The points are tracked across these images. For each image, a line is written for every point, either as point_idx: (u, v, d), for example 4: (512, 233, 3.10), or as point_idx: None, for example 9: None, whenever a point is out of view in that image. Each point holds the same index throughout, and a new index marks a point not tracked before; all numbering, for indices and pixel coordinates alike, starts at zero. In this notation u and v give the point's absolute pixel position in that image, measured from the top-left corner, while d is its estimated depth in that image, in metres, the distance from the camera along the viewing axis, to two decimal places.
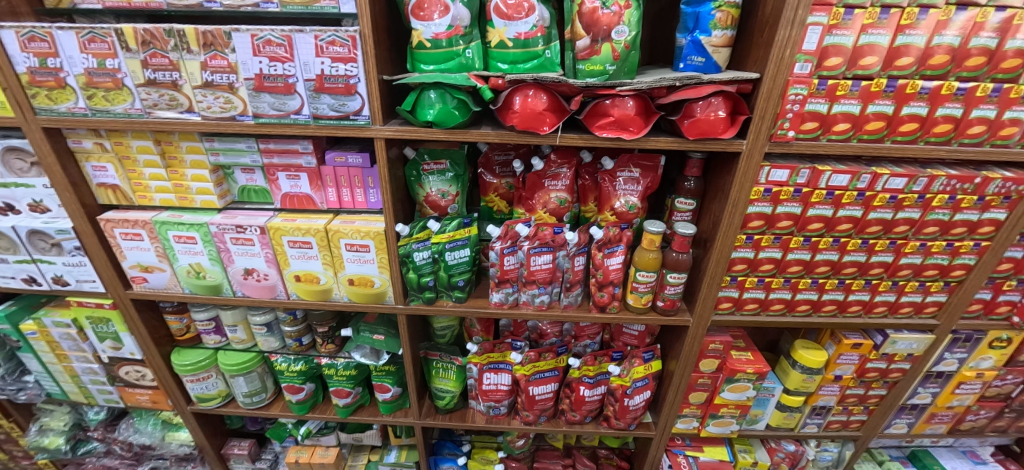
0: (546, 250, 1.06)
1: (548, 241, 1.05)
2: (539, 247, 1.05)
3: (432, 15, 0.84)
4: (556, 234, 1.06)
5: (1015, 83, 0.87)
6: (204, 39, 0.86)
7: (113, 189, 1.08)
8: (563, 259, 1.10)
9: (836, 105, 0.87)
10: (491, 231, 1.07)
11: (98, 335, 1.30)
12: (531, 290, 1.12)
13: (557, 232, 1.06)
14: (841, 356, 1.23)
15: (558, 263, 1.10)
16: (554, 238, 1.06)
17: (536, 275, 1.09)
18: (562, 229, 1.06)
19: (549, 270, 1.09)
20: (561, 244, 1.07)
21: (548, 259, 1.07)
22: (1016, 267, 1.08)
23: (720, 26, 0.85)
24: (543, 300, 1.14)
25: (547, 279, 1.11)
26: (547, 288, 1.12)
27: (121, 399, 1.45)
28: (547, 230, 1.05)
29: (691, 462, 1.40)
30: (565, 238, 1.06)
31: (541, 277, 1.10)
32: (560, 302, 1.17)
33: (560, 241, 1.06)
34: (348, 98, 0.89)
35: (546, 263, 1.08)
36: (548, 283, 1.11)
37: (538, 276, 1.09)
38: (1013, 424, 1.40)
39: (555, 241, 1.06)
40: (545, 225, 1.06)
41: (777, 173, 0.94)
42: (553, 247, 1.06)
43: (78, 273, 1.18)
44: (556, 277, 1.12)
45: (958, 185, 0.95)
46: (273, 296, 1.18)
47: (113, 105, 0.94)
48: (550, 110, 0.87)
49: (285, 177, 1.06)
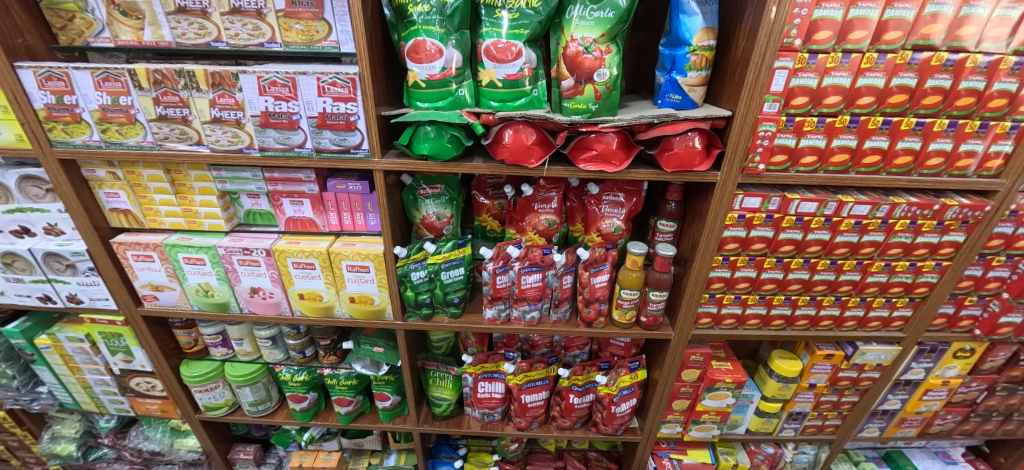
0: (536, 269, 1.12)
1: (537, 262, 1.12)
2: (529, 267, 1.12)
3: (426, 58, 0.90)
4: (545, 255, 1.13)
5: (969, 119, 0.93)
6: (213, 79, 0.92)
7: (125, 214, 1.14)
8: (552, 277, 1.16)
9: (803, 139, 0.94)
10: (484, 252, 1.14)
11: (111, 349, 1.36)
12: (522, 306, 1.19)
13: (546, 253, 1.13)
14: (814, 366, 1.30)
15: (548, 281, 1.17)
16: (543, 259, 1.13)
17: (527, 292, 1.15)
18: (550, 250, 1.13)
19: (538, 288, 1.15)
20: (550, 263, 1.13)
21: (537, 277, 1.14)
22: (975, 284, 1.15)
23: (695, 68, 0.91)
24: (533, 316, 1.21)
25: (537, 297, 1.17)
26: (537, 304, 1.19)
27: (131, 409, 1.52)
28: (536, 252, 1.13)
29: (676, 464, 1.47)
30: (553, 259, 1.13)
31: (532, 295, 1.16)
32: (550, 317, 1.24)
33: (548, 261, 1.13)
34: (348, 134, 0.95)
35: (536, 281, 1.14)
36: (537, 300, 1.18)
37: (528, 293, 1.16)
38: (979, 428, 1.48)
39: (544, 261, 1.13)
40: (534, 247, 1.14)
41: (750, 201, 1.01)
42: (543, 266, 1.13)
43: (91, 292, 1.24)
44: (545, 294, 1.19)
45: (918, 211, 1.02)
46: (277, 313, 1.25)
47: (126, 138, 1.00)
48: (537, 145, 0.93)
49: (289, 203, 1.12)
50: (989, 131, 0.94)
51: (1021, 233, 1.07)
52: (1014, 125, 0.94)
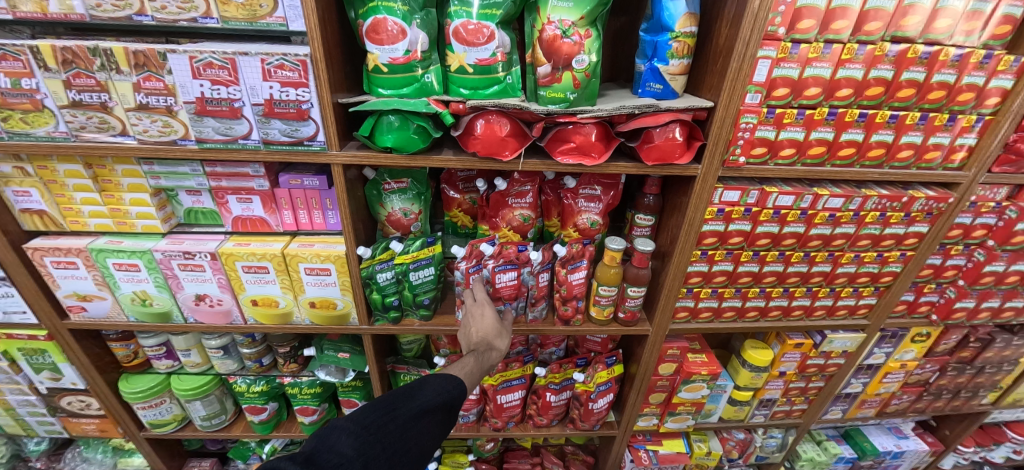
0: (511, 267, 1.06)
1: (511, 259, 1.06)
2: (503, 264, 1.05)
3: (387, 39, 0.81)
4: (520, 252, 1.07)
5: (939, 112, 0.94)
6: (136, 59, 0.79)
7: (40, 215, 0.99)
8: (528, 274, 1.10)
9: (783, 132, 0.92)
10: (456, 251, 1.06)
11: (33, 367, 1.21)
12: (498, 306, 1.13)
13: (522, 250, 1.07)
14: (784, 355, 1.32)
15: (523, 279, 1.11)
16: (518, 255, 1.07)
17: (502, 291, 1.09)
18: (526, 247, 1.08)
19: (513, 286, 1.10)
20: (525, 259, 1.08)
21: (512, 275, 1.08)
22: (935, 272, 1.20)
23: (678, 55, 0.87)
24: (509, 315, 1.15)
25: (513, 295, 1.11)
26: (512, 303, 1.13)
27: (65, 430, 1.37)
28: (511, 248, 1.06)
29: (652, 455, 1.48)
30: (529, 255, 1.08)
31: (507, 294, 1.10)
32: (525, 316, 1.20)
33: (524, 257, 1.07)
34: (301, 124, 0.85)
35: (511, 279, 1.08)
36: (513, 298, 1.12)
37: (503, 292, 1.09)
38: (930, 405, 1.57)
39: (520, 258, 1.07)
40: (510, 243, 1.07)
41: (729, 194, 0.99)
42: (518, 263, 1.07)
43: (4, 304, 1.08)
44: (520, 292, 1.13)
45: (888, 203, 1.03)
46: (228, 321, 1.14)
47: (34, 128, 0.86)
48: (512, 136, 0.87)
49: (235, 200, 1.01)
50: (956, 124, 0.96)
51: (978, 223, 1.11)
52: (979, 118, 0.96)
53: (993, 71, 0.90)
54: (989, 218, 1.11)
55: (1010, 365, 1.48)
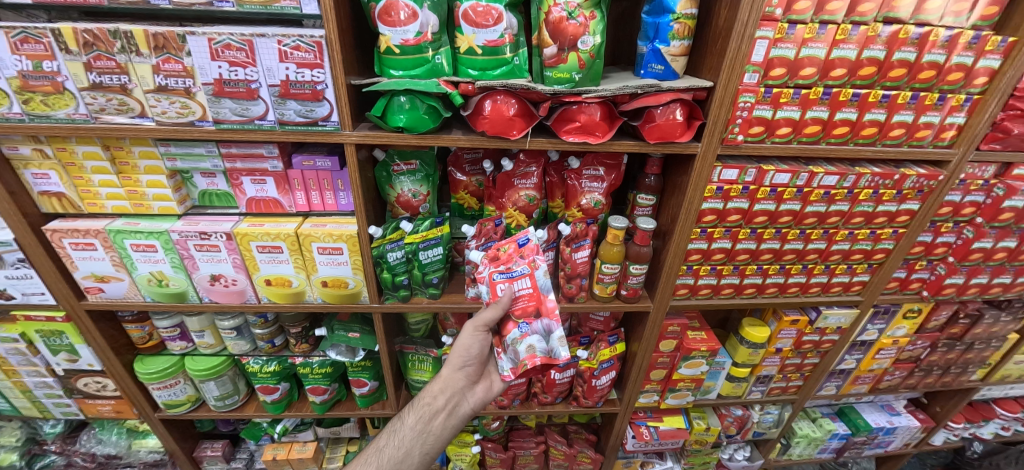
0: (519, 273, 0.99)
1: (513, 263, 1.00)
2: (503, 272, 0.99)
3: (399, 20, 0.83)
4: (523, 244, 1.03)
5: (929, 91, 0.98)
6: (156, 41, 0.82)
7: (58, 197, 1.02)
8: (542, 275, 1.00)
9: (779, 111, 0.95)
10: (474, 256, 1.04)
11: (51, 348, 1.24)
12: (512, 329, 0.98)
13: (523, 242, 1.03)
14: (781, 331, 1.37)
15: (540, 283, 1.00)
16: (522, 253, 1.03)
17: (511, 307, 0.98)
18: (528, 238, 1.04)
19: (528, 292, 0.99)
20: (535, 263, 1.01)
21: (525, 281, 0.99)
22: (926, 249, 1.24)
23: (679, 37, 0.90)
24: (535, 348, 0.97)
25: (531, 313, 0.98)
26: (532, 324, 0.98)
27: (81, 411, 1.41)
28: (510, 250, 1.03)
29: (652, 431, 1.54)
30: (537, 261, 1.02)
31: (520, 310, 0.97)
32: (563, 347, 0.98)
33: (530, 254, 1.03)
34: (315, 104, 0.88)
35: (525, 289, 0.99)
36: (531, 318, 0.98)
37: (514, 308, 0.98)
38: (921, 381, 1.63)
39: (528, 260, 1.02)
40: (507, 241, 1.05)
41: (727, 173, 1.03)
42: (527, 263, 1.01)
43: (23, 286, 1.11)
44: (543, 308, 0.99)
45: (880, 181, 1.07)
46: (242, 301, 1.17)
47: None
48: (519, 116, 0.90)
49: (249, 182, 1.04)
50: (946, 103, 0.99)
51: (967, 201, 1.16)
52: (967, 97, 0.99)
53: (982, 51, 0.94)
54: (977, 196, 1.15)
55: (998, 342, 1.54)
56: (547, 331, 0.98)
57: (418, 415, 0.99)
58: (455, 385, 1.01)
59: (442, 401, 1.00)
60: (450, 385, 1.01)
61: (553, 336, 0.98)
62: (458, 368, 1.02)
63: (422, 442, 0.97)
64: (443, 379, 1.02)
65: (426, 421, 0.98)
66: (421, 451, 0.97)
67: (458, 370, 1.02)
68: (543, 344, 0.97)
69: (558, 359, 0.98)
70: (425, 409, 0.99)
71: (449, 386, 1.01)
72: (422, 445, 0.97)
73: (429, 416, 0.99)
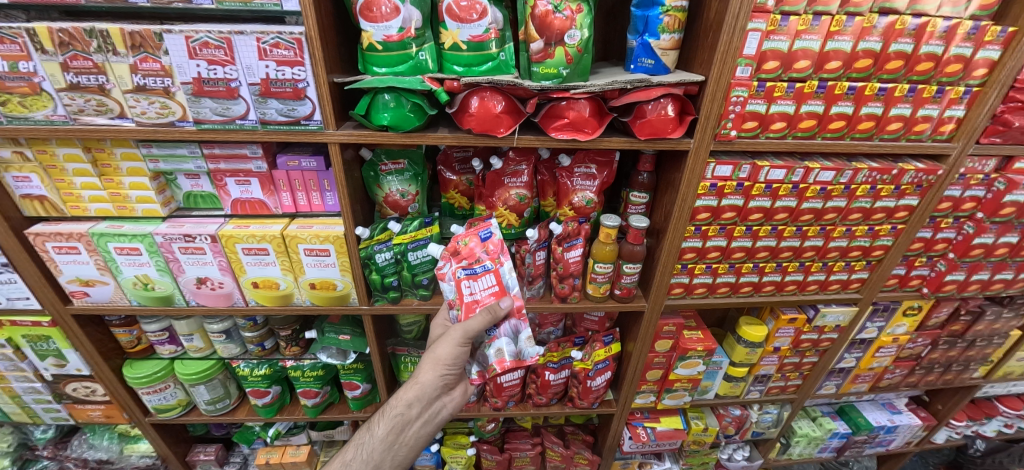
0: (483, 270, 0.96)
1: (477, 259, 0.97)
2: (467, 269, 0.96)
3: (381, 16, 0.81)
4: (487, 239, 0.99)
5: (928, 84, 0.95)
6: (132, 40, 0.80)
7: (40, 200, 1.00)
8: (506, 272, 0.98)
9: (773, 105, 0.93)
10: (434, 252, 1.04)
11: (38, 353, 1.23)
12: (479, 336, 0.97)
13: (488, 236, 0.99)
14: (778, 330, 1.35)
15: (505, 281, 0.98)
16: (485, 248, 0.98)
17: (479, 312, 0.95)
18: (491, 233, 1.00)
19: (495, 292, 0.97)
20: (499, 260, 0.99)
21: (490, 278, 0.97)
22: (926, 245, 1.22)
23: (669, 30, 0.88)
24: (504, 351, 0.95)
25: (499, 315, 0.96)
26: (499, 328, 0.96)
27: (71, 416, 1.40)
28: (472, 244, 0.98)
29: (650, 432, 1.51)
30: (502, 258, 0.99)
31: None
32: (532, 347, 0.98)
33: (494, 249, 0.99)
34: (297, 103, 0.86)
35: (490, 288, 0.96)
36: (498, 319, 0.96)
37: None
38: (922, 379, 1.61)
39: (494, 256, 0.98)
40: (468, 234, 0.99)
41: (721, 169, 1.00)
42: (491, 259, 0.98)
43: (8, 291, 1.09)
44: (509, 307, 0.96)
45: (878, 176, 1.05)
46: (230, 304, 1.15)
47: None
48: (506, 113, 0.88)
49: (234, 183, 1.02)
50: (944, 96, 0.97)
51: (968, 196, 1.14)
52: (966, 89, 0.97)
53: (980, 42, 0.91)
54: (978, 191, 1.13)
55: (1000, 338, 1.51)
56: (515, 332, 0.97)
57: (389, 426, 0.94)
58: (432, 392, 0.95)
59: (417, 411, 0.95)
60: (426, 392, 0.95)
61: (521, 336, 0.98)
62: (435, 374, 0.95)
63: (392, 452, 0.94)
64: (418, 387, 0.95)
65: (398, 432, 0.94)
66: (392, 460, 0.94)
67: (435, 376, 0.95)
68: (513, 347, 0.96)
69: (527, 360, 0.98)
70: (396, 420, 0.94)
71: (424, 394, 0.95)
72: (393, 454, 0.94)
73: (401, 426, 0.94)
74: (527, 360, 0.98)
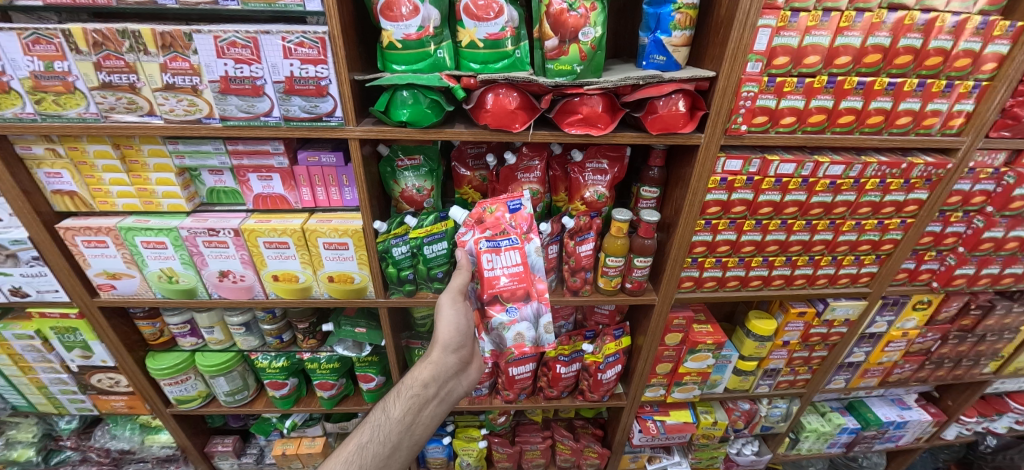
0: (508, 245, 0.98)
1: (502, 232, 0.99)
2: (491, 241, 0.97)
3: (401, 15, 0.84)
4: (513, 210, 1.01)
5: (937, 78, 0.96)
6: (163, 40, 0.83)
7: (71, 196, 1.04)
8: (532, 250, 1.00)
9: (783, 100, 0.95)
10: (456, 216, 1.03)
11: (65, 345, 1.27)
12: (501, 314, 0.98)
13: (515, 208, 1.02)
14: (788, 324, 1.36)
15: (530, 260, 1.00)
16: (513, 220, 1.01)
17: (500, 288, 0.97)
18: (520, 205, 1.02)
19: (519, 270, 0.98)
20: (526, 236, 1.00)
21: (514, 255, 0.98)
22: (935, 239, 1.23)
23: (680, 27, 0.90)
24: (523, 334, 1.01)
25: (521, 297, 0.99)
26: (520, 309, 0.99)
27: (95, 407, 1.44)
28: (499, 213, 1.01)
29: (659, 425, 1.53)
30: (528, 232, 1.01)
31: (508, 292, 0.97)
32: (549, 334, 1.04)
33: (521, 224, 1.01)
34: (319, 100, 0.89)
35: (514, 265, 0.98)
36: (521, 302, 0.99)
37: (502, 288, 0.97)
38: (931, 374, 1.62)
39: (520, 230, 1.00)
40: (498, 203, 1.02)
41: (731, 163, 1.02)
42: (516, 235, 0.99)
43: (38, 284, 1.13)
44: (533, 290, 1.00)
45: (887, 170, 1.06)
46: (250, 296, 1.19)
47: (1, 110, 0.89)
48: (521, 108, 0.90)
49: (256, 178, 1.05)
50: (953, 90, 0.98)
51: (977, 190, 1.14)
52: (975, 84, 0.98)
53: (989, 37, 0.92)
54: (987, 185, 1.14)
55: (1011, 333, 1.51)
56: (536, 317, 1.02)
57: (405, 406, 0.86)
58: (448, 368, 0.91)
59: (433, 390, 0.89)
60: (442, 370, 0.90)
61: (541, 321, 1.02)
62: (449, 350, 0.92)
63: (410, 434, 0.86)
64: (433, 364, 0.90)
65: (416, 412, 0.87)
66: (410, 444, 0.86)
67: (450, 352, 0.92)
68: (532, 331, 1.01)
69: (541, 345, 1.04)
70: (414, 399, 0.87)
71: (440, 372, 0.90)
72: (411, 437, 0.86)
73: (418, 406, 0.87)
74: (543, 345, 1.04)
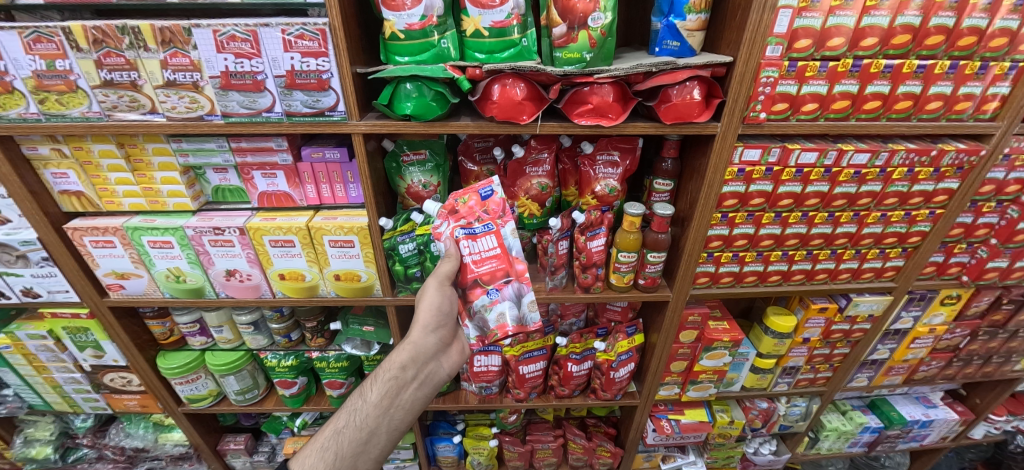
0: (484, 230, 0.95)
1: (476, 219, 0.96)
2: (466, 228, 0.95)
3: (403, 4, 0.81)
4: (485, 198, 0.97)
5: (970, 59, 0.90)
6: (162, 36, 0.81)
7: (78, 196, 1.03)
8: (508, 233, 0.96)
9: (805, 86, 0.90)
10: (430, 209, 1.00)
11: (77, 345, 1.28)
12: (480, 296, 0.96)
13: (486, 195, 0.97)
14: (808, 320, 1.31)
15: (506, 243, 0.97)
16: (485, 207, 0.97)
17: (479, 272, 0.95)
18: (492, 190, 0.97)
19: (497, 258, 0.96)
20: (501, 220, 0.96)
21: (491, 240, 0.96)
22: (965, 231, 1.17)
23: (696, 10, 0.86)
24: (506, 315, 0.97)
25: (501, 278, 0.96)
26: (502, 290, 0.96)
27: (109, 406, 1.45)
28: (471, 202, 0.97)
29: (673, 424, 1.49)
30: (502, 217, 0.97)
31: (488, 275, 0.95)
32: (534, 313, 0.99)
33: (495, 209, 0.97)
34: (321, 94, 0.87)
35: (492, 250, 0.96)
36: (501, 283, 0.96)
37: (482, 272, 0.95)
38: (960, 371, 1.55)
39: (494, 215, 0.96)
40: (468, 192, 0.98)
41: (749, 153, 0.98)
42: (490, 218, 0.96)
43: (49, 284, 1.14)
44: (512, 271, 0.97)
45: (916, 158, 1.00)
46: (257, 295, 1.18)
47: (6, 110, 0.88)
48: (528, 99, 0.87)
49: (260, 176, 1.04)
50: (988, 72, 0.92)
51: (1012, 179, 1.08)
52: (1012, 65, 0.92)
53: None
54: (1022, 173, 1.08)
55: None
56: (517, 295, 0.98)
57: (383, 389, 0.82)
58: (427, 349, 0.90)
59: (413, 371, 0.87)
60: (422, 351, 0.90)
61: (524, 300, 0.98)
62: (429, 331, 0.92)
63: (389, 418, 0.82)
64: (412, 344, 0.89)
65: (395, 395, 0.83)
66: (389, 429, 0.82)
67: (430, 332, 0.92)
68: (515, 310, 0.97)
69: (528, 325, 0.99)
70: (392, 381, 0.84)
71: (419, 353, 0.89)
72: (390, 422, 0.82)
73: (397, 389, 0.84)
74: (529, 325, 0.99)
